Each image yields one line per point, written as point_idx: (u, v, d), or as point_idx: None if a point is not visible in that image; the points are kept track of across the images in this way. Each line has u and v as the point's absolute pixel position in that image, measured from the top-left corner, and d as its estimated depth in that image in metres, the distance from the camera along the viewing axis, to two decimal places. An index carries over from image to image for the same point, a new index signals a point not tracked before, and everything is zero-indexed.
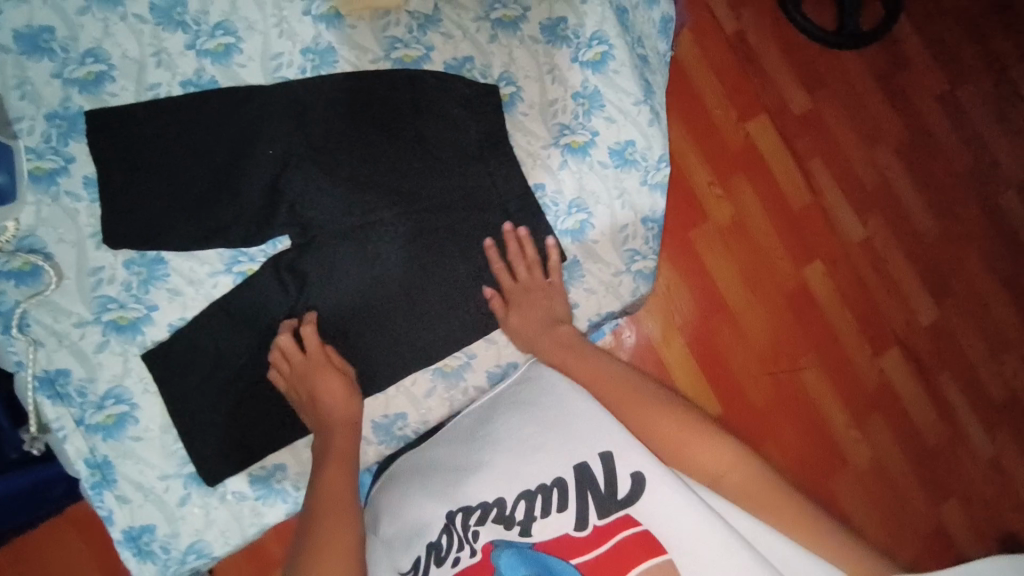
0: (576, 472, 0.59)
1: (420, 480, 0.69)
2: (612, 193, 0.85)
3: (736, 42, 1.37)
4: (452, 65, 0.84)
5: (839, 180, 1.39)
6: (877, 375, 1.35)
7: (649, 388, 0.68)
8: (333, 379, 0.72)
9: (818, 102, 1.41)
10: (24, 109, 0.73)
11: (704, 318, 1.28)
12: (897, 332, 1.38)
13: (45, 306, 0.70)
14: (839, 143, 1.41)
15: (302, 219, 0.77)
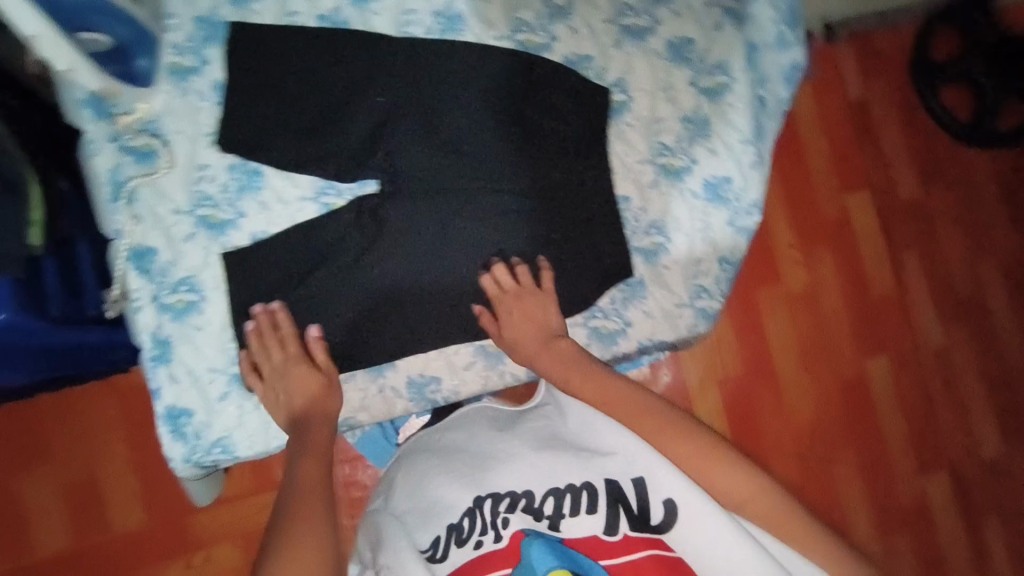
0: (606, 483, 0.62)
1: (442, 463, 0.72)
2: (695, 225, 0.84)
3: (858, 112, 1.39)
4: (572, 61, 0.83)
5: (930, 283, 1.40)
6: (915, 491, 1.35)
7: (641, 399, 0.67)
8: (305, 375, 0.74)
9: (929, 194, 1.41)
10: (178, 9, 0.77)
11: (751, 381, 1.31)
12: (950, 453, 1.37)
13: (151, 187, 0.76)
14: (941, 245, 1.41)
15: (394, 170, 0.80)
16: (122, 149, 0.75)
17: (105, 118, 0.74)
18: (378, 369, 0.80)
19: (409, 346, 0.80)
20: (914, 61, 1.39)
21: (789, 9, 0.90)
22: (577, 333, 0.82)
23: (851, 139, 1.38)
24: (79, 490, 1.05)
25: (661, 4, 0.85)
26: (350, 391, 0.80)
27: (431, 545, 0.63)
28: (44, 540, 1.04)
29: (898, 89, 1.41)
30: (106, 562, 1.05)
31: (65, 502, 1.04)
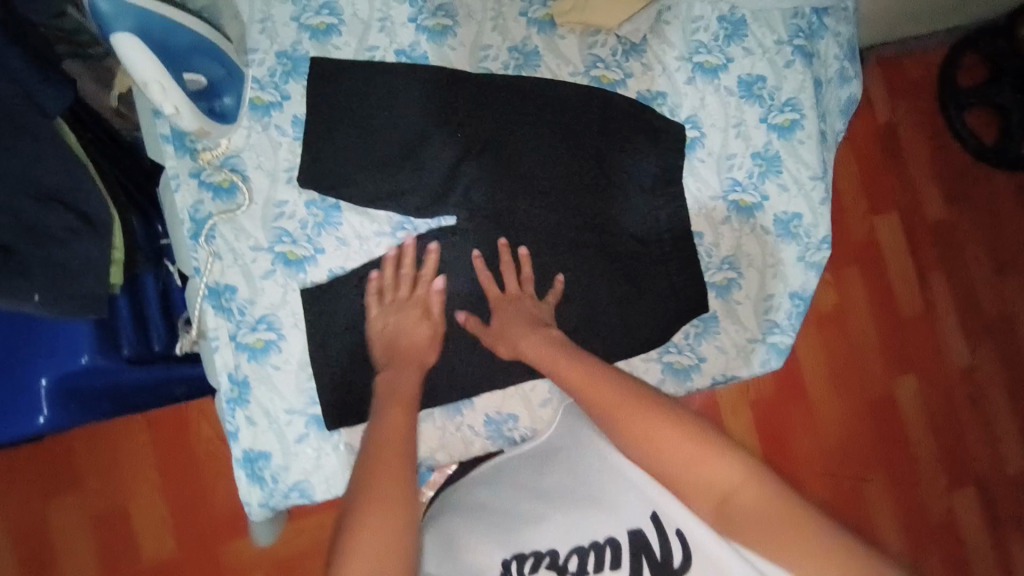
0: (630, 535, 0.55)
1: (469, 519, 0.67)
2: (767, 260, 0.84)
3: (886, 135, 1.41)
4: (645, 97, 0.85)
5: (958, 301, 1.40)
6: (944, 511, 1.35)
7: (627, 385, 0.62)
8: (418, 323, 0.75)
9: (956, 215, 1.42)
10: (260, 43, 0.77)
11: (782, 401, 1.33)
12: (978, 472, 1.38)
13: (230, 223, 0.75)
14: (969, 265, 1.41)
15: (472, 205, 0.80)
16: (202, 186, 0.74)
17: (186, 154, 0.74)
18: (456, 408, 0.80)
19: (483, 384, 0.80)
20: (941, 93, 1.40)
21: (850, 44, 0.93)
22: (652, 369, 0.83)
23: (874, 164, 1.40)
24: (107, 519, 1.07)
25: (732, 42, 0.86)
26: (428, 430, 0.80)
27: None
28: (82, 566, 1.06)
29: (925, 113, 1.42)
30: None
31: (96, 529, 1.07)
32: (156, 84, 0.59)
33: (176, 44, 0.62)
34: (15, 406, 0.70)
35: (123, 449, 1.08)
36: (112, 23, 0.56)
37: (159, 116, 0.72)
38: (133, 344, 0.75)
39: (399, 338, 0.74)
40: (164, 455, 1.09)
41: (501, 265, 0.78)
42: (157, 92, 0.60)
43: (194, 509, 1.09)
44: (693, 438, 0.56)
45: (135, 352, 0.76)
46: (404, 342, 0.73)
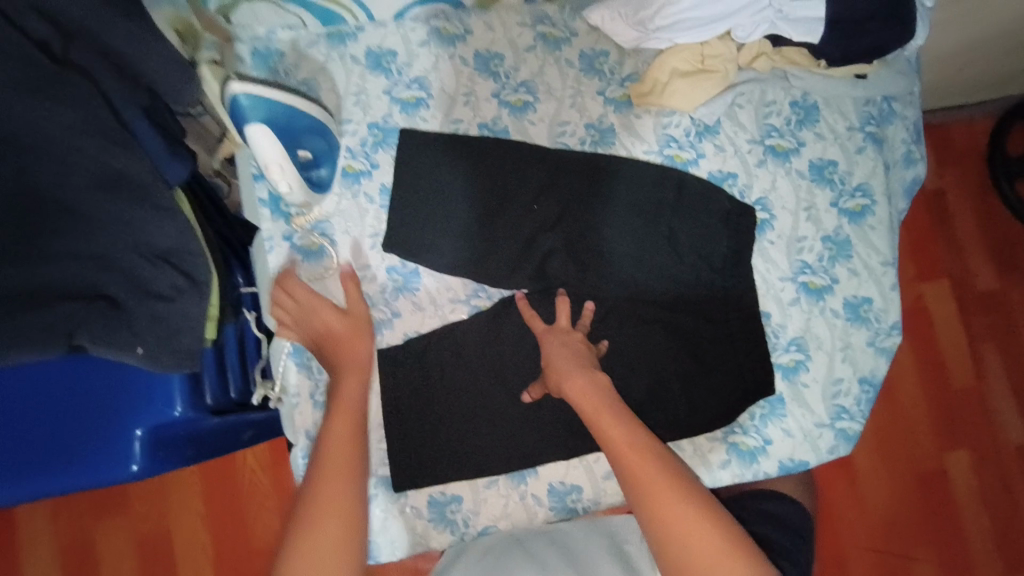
0: None
1: (504, 557, 0.68)
2: (836, 344, 0.84)
3: (936, 202, 1.40)
4: (716, 176, 0.87)
5: (1012, 374, 1.34)
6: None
7: (654, 466, 0.61)
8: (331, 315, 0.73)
9: (1007, 285, 1.38)
10: (354, 114, 0.83)
11: (823, 468, 1.28)
12: None
13: (317, 285, 0.78)
14: (1022, 337, 1.36)
15: (546, 276, 0.81)
16: (293, 248, 0.78)
17: (281, 217, 0.79)
18: (520, 476, 0.79)
19: (546, 453, 0.78)
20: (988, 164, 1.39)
21: (916, 128, 0.93)
22: (717, 449, 0.81)
23: (926, 231, 1.39)
24: (149, 542, 1.08)
25: (804, 126, 0.89)
26: (490, 496, 0.78)
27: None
28: None
29: (972, 182, 1.41)
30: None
31: (139, 553, 1.07)
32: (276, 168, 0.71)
33: (295, 127, 0.73)
34: (106, 454, 0.70)
35: (173, 493, 1.09)
36: (247, 118, 0.69)
37: (259, 181, 0.79)
38: (216, 393, 0.77)
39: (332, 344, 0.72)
40: (209, 502, 1.09)
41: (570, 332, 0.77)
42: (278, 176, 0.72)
43: (232, 540, 1.08)
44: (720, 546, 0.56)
45: (216, 401, 0.78)
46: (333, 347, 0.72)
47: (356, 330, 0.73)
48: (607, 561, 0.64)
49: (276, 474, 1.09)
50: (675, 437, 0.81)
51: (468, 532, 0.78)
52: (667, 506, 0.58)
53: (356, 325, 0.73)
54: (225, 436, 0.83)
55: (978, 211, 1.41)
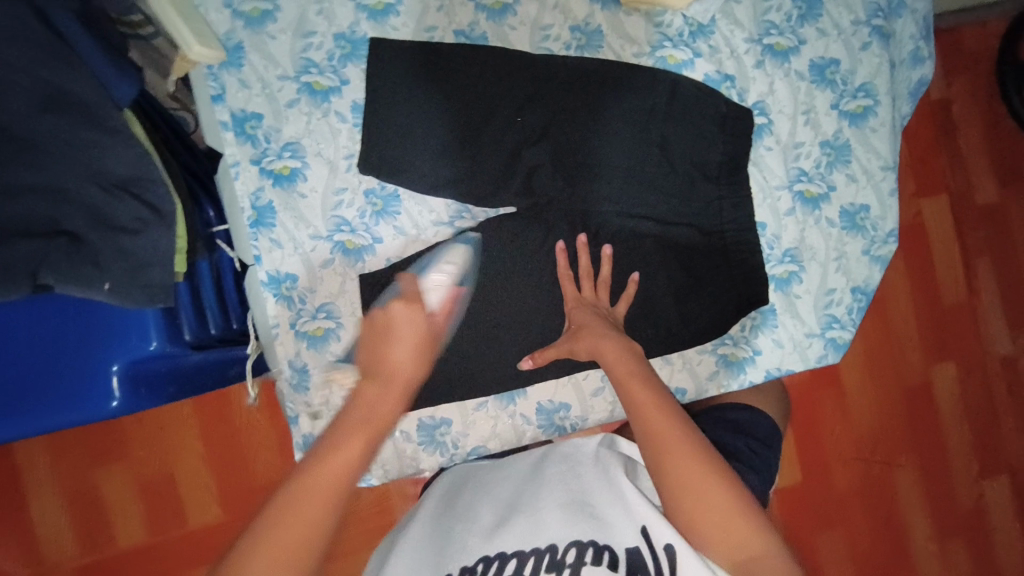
0: (628, 552, 0.53)
1: (481, 503, 0.67)
2: (831, 253, 0.82)
3: (943, 110, 1.34)
4: (712, 79, 0.82)
5: (1003, 286, 1.35)
6: (974, 499, 1.33)
7: (632, 362, 0.65)
8: (416, 313, 0.61)
9: (1009, 197, 1.36)
10: (318, 25, 0.76)
11: (813, 384, 1.30)
12: (1012, 460, 1.35)
13: (292, 212, 0.75)
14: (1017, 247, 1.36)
15: (533, 193, 0.77)
16: (263, 173, 0.75)
17: (247, 141, 0.74)
18: (509, 396, 0.80)
19: (536, 374, 0.78)
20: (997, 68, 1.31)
21: (926, 22, 0.86)
22: (705, 361, 0.82)
23: (931, 140, 1.34)
24: (154, 485, 1.09)
25: (806, 22, 0.82)
26: (480, 418, 0.80)
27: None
28: (125, 533, 1.08)
29: (981, 86, 1.34)
30: (186, 552, 1.09)
31: (142, 492, 1.09)
32: (438, 276, 0.69)
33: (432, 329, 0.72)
34: (85, 392, 0.69)
35: (169, 424, 1.09)
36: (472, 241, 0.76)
37: (219, 104, 0.74)
38: (195, 330, 0.76)
39: (387, 354, 0.57)
40: (206, 432, 1.10)
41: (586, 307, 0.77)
42: (434, 295, 0.67)
43: (237, 477, 1.10)
44: (685, 437, 0.57)
45: (196, 337, 0.76)
46: (398, 348, 0.58)
47: (428, 341, 0.59)
48: (580, 495, 0.62)
49: (272, 412, 1.11)
50: (667, 350, 0.80)
51: (460, 453, 0.80)
52: (643, 421, 0.59)
53: (427, 334, 0.60)
54: (214, 373, 0.81)
55: (986, 118, 1.35)
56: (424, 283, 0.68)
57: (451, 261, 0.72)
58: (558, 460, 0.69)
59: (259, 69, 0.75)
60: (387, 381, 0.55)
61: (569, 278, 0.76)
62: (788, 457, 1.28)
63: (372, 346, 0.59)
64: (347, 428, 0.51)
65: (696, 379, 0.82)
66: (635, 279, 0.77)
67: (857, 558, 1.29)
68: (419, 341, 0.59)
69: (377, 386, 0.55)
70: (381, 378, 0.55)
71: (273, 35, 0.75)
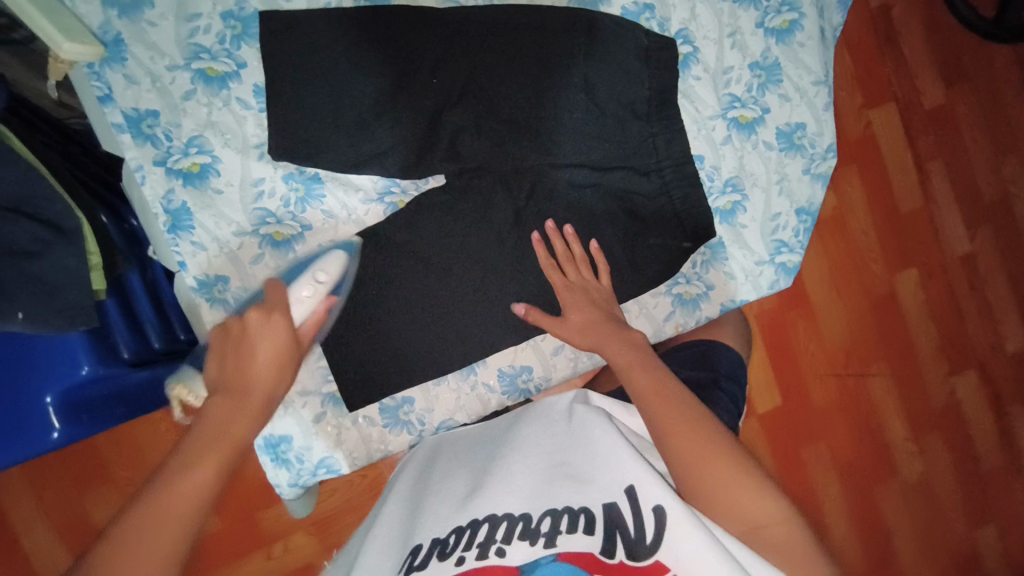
0: (605, 508, 0.55)
1: (455, 471, 0.67)
2: (772, 177, 0.81)
3: (880, 18, 1.32)
4: (630, 12, 0.78)
5: (957, 188, 1.37)
6: (947, 396, 1.38)
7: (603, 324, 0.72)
8: (278, 326, 0.56)
9: (953, 98, 1.37)
10: (202, 6, 0.71)
11: (782, 307, 1.31)
12: (979, 354, 1.40)
13: (209, 211, 0.71)
14: (965, 147, 1.37)
15: (461, 157, 0.74)
16: (171, 173, 0.70)
17: (147, 142, 0.69)
18: (468, 368, 0.79)
19: (494, 343, 0.77)
20: None
21: None
22: (662, 303, 0.81)
23: (872, 49, 1.31)
24: None
25: None
26: (443, 393, 0.79)
27: (409, 555, 0.56)
28: None
29: None
30: None
31: None
32: (309, 288, 0.63)
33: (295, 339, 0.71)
34: (19, 429, 0.65)
35: (146, 441, 1.06)
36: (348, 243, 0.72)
37: (108, 105, 0.68)
38: (132, 345, 0.73)
39: (246, 366, 0.53)
40: (187, 443, 1.07)
41: (542, 267, 0.75)
42: (300, 309, 0.61)
43: None
44: (663, 389, 0.62)
45: (135, 353, 0.73)
46: (258, 361, 0.53)
47: (290, 360, 0.56)
48: (560, 458, 0.62)
49: None
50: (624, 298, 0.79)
51: (428, 429, 0.79)
52: (650, 405, 0.61)
53: (289, 355, 0.56)
54: (169, 383, 0.78)
55: (922, 20, 1.34)
56: (291, 294, 0.62)
57: (327, 268, 0.66)
58: (533, 422, 0.70)
59: (145, 61, 0.69)
60: (239, 398, 0.51)
61: (553, 267, 0.74)
62: (764, 380, 1.30)
63: (229, 358, 0.54)
64: (198, 455, 0.47)
65: (652, 322, 0.81)
66: (590, 246, 0.76)
67: (840, 470, 1.33)
68: (279, 355, 0.55)
69: (227, 407, 0.50)
70: (233, 396, 0.51)
71: (153, 23, 0.69)
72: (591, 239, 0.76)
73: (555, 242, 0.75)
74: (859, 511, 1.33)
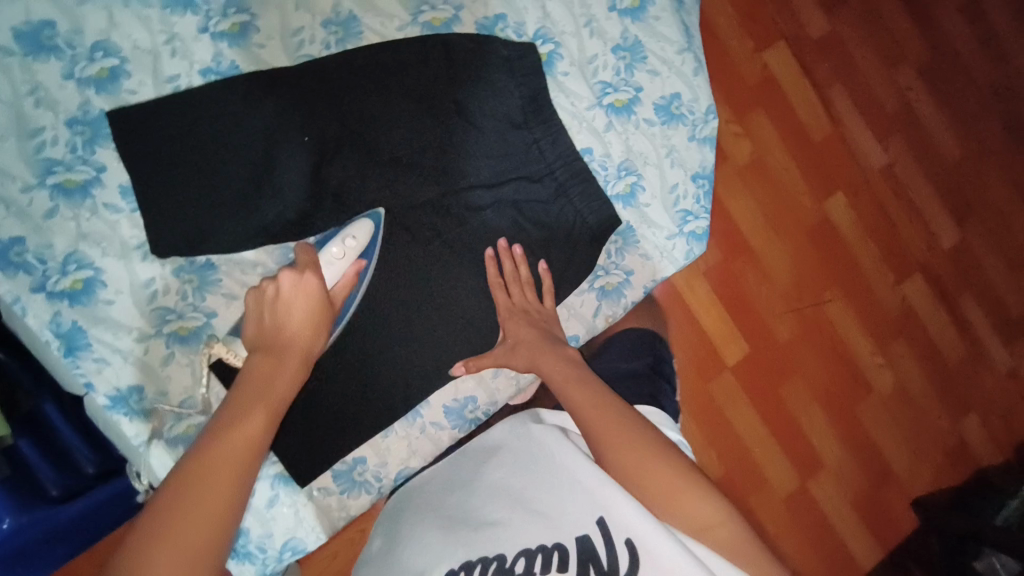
0: (577, 541, 0.54)
1: (427, 517, 0.66)
2: (661, 152, 0.82)
3: None
4: (484, 26, 0.79)
5: (861, 106, 1.42)
6: (900, 302, 1.42)
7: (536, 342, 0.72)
8: (308, 287, 0.64)
9: (837, 25, 1.41)
10: (43, 118, 0.68)
11: (728, 261, 1.31)
12: (920, 256, 1.45)
13: (104, 324, 0.69)
14: (859, 67, 1.42)
15: (350, 208, 0.72)
16: (53, 297, 0.67)
17: (20, 271, 0.66)
18: (413, 413, 0.78)
19: (431, 383, 0.76)
20: None
21: None
22: (588, 300, 0.82)
23: None
24: None
25: None
26: (393, 444, 0.78)
27: None
28: None
29: None
30: None
31: None
32: (337, 251, 0.69)
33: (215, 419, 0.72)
34: None
35: None
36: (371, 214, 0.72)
37: None
38: (60, 482, 0.70)
39: (282, 326, 0.62)
40: None
41: (491, 285, 0.75)
42: (330, 271, 0.68)
43: None
44: (597, 401, 0.64)
45: (65, 488, 0.70)
46: (292, 320, 0.63)
47: (321, 319, 0.64)
48: (525, 489, 0.62)
49: None
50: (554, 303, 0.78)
51: (386, 483, 0.79)
52: (596, 422, 0.62)
53: (318, 309, 0.64)
54: (118, 505, 0.73)
55: None
56: (323, 256, 0.68)
57: (349, 231, 0.71)
58: (496, 454, 0.69)
59: None
60: (280, 355, 0.61)
61: (501, 287, 0.75)
62: (726, 336, 1.30)
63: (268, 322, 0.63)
64: (246, 405, 0.56)
65: (584, 319, 0.82)
66: (498, 246, 0.76)
67: (819, 401, 1.35)
68: (314, 312, 0.63)
69: (270, 362, 0.60)
70: (272, 353, 0.61)
71: None
72: (498, 237, 0.76)
73: (498, 264, 0.76)
74: (846, 434, 1.36)
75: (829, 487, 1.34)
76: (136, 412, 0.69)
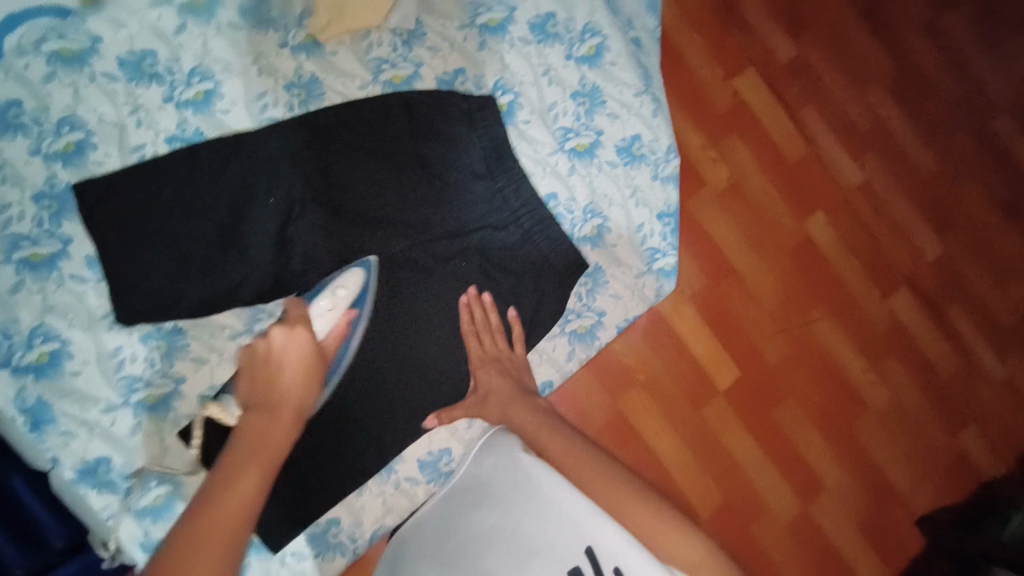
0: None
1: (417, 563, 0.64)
2: (625, 192, 0.85)
3: None
4: (444, 81, 0.81)
5: (833, 126, 1.44)
6: (889, 317, 1.41)
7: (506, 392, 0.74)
8: (301, 339, 0.67)
9: (804, 50, 1.44)
10: (10, 195, 0.69)
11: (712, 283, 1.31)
12: (905, 269, 1.44)
13: (71, 396, 0.69)
14: (828, 88, 1.45)
15: (319, 263, 0.73)
16: (19, 371, 0.67)
17: None
18: (387, 469, 0.78)
19: (406, 437, 0.76)
20: None
21: None
22: (559, 344, 0.83)
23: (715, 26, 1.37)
24: None
25: None
26: (367, 502, 0.77)
27: None
28: None
29: None
30: None
31: None
32: (327, 303, 0.71)
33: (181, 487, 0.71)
34: None
35: None
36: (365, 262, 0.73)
37: None
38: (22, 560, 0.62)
39: (274, 379, 0.65)
40: None
41: (464, 332, 0.76)
42: (321, 324, 0.70)
43: None
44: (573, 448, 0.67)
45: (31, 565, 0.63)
46: (290, 368, 0.65)
47: (315, 372, 0.66)
48: (513, 527, 0.60)
49: None
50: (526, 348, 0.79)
51: (361, 543, 0.77)
52: (574, 470, 0.65)
53: (309, 363, 0.66)
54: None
55: None
56: (312, 309, 0.70)
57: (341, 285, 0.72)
58: (481, 486, 0.68)
59: None
60: (272, 412, 0.62)
61: (473, 336, 0.76)
62: (715, 361, 1.28)
63: (264, 382, 0.65)
64: (239, 464, 0.57)
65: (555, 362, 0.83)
66: (467, 294, 0.77)
67: (818, 421, 1.32)
68: (307, 369, 0.66)
69: (264, 420, 0.61)
70: (266, 409, 0.62)
71: None
72: (469, 286, 0.77)
73: (472, 312, 0.76)
74: (845, 456, 1.33)
75: (831, 510, 1.30)
76: (103, 485, 0.69)
